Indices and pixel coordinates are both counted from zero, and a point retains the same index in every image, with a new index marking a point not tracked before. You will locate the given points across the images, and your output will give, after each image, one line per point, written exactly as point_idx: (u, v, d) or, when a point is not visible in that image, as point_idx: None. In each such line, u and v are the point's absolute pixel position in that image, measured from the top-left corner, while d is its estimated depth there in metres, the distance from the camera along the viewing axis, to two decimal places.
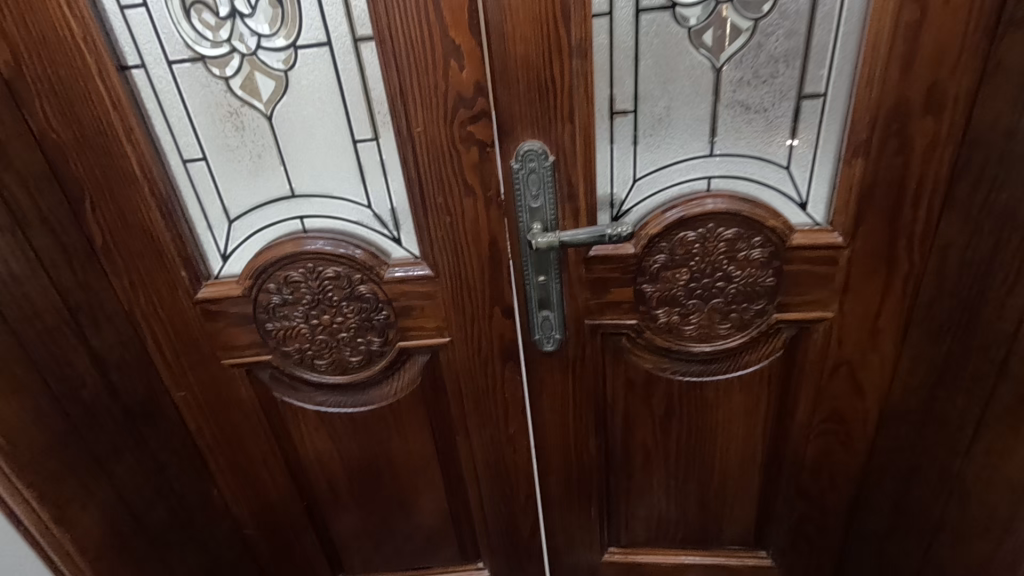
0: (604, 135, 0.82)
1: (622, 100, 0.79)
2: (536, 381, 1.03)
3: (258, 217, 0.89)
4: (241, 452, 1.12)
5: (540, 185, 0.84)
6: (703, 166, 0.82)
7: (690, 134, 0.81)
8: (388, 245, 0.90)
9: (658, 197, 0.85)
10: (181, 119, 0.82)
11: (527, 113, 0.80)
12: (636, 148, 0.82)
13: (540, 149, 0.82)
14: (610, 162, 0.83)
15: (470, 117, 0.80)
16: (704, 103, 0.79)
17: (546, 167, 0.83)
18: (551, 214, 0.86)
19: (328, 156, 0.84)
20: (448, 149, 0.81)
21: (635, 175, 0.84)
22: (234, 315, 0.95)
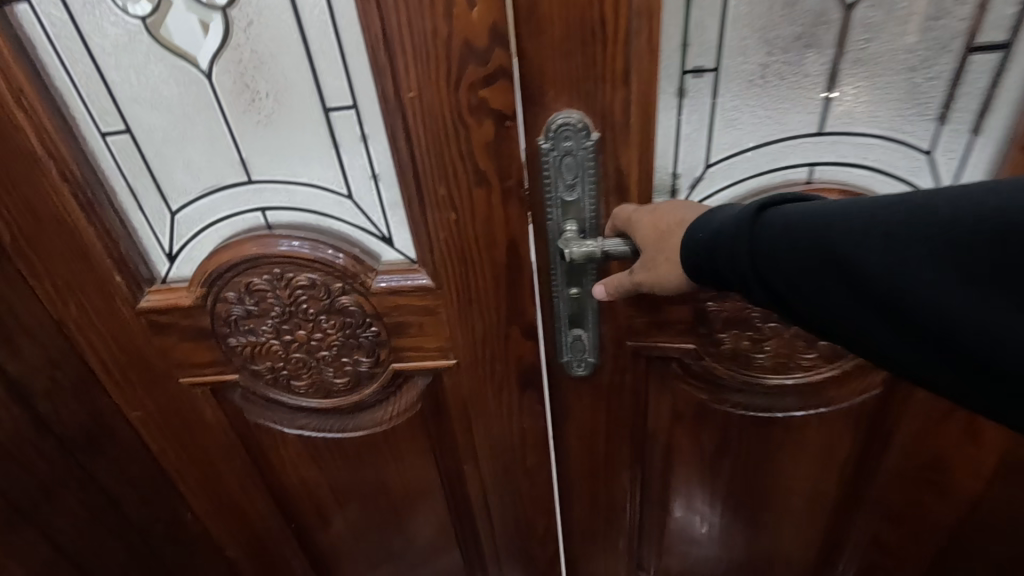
0: (669, 105, 0.59)
1: (698, 56, 0.56)
2: (561, 409, 0.84)
3: (206, 207, 0.69)
4: (214, 474, 0.96)
5: (579, 171, 0.62)
6: (801, 150, 0.60)
7: (789, 105, 0.58)
8: (377, 247, 0.69)
9: (734, 191, 0.63)
10: (91, 77, 0.60)
11: (563, 72, 0.58)
12: (711, 123, 0.60)
13: (580, 123, 0.60)
14: (674, 141, 0.61)
15: (484, 77, 0.57)
16: (815, 62, 0.55)
17: (586, 147, 0.61)
18: (591, 211, 0.64)
19: (291, 130, 0.62)
20: (453, 123, 0.59)
21: (706, 160, 0.62)
22: (190, 327, 0.77)
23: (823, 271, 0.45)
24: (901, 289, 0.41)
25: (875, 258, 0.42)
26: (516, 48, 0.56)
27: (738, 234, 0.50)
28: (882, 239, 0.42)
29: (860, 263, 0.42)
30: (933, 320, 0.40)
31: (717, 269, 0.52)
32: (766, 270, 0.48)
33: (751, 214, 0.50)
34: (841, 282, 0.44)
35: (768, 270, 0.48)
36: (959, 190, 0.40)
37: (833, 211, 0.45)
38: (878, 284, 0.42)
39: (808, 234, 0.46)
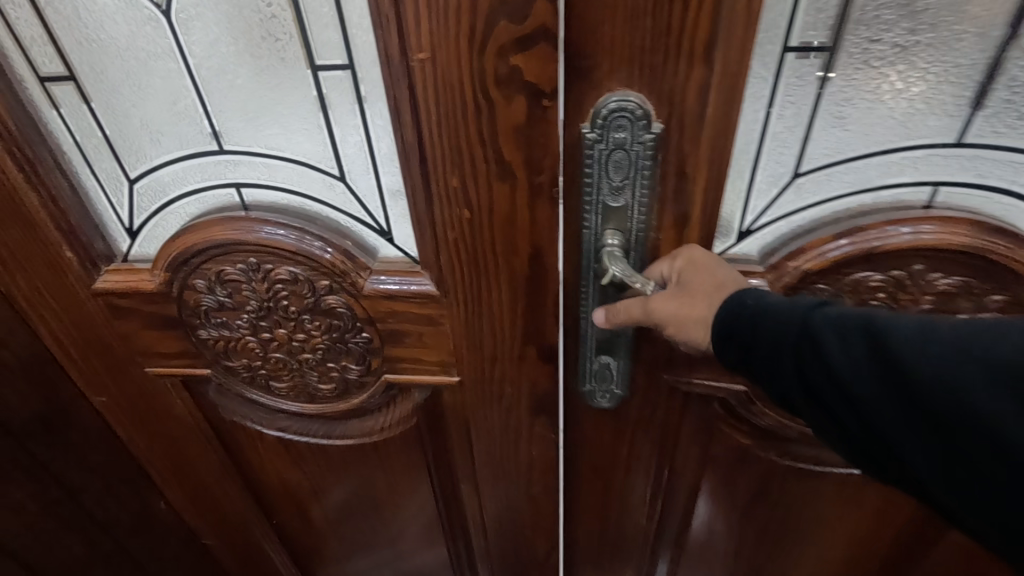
0: (760, 96, 0.49)
1: (806, 34, 0.47)
2: (578, 440, 0.73)
3: (171, 179, 0.57)
4: (189, 466, 0.88)
5: (630, 168, 0.51)
6: (910, 167, 0.52)
7: (907, 111, 0.49)
8: (374, 242, 0.57)
9: (820, 210, 0.55)
10: (25, 8, 0.48)
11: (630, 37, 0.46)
12: (808, 125, 0.51)
13: (637, 111, 0.49)
14: (756, 142, 0.52)
15: (520, 38, 0.41)
16: (949, 59, 0.46)
17: (644, 142, 0.50)
18: (641, 217, 0.54)
19: (274, 94, 0.49)
20: (476, 99, 0.44)
21: (794, 170, 0.53)
22: (156, 314, 0.67)
23: (877, 387, 0.42)
24: (957, 421, 0.39)
25: (941, 395, 0.39)
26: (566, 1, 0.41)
27: (791, 326, 0.45)
28: (952, 365, 0.39)
29: (921, 386, 0.40)
30: (983, 456, 0.39)
31: (751, 353, 0.47)
32: (811, 371, 0.44)
33: (801, 303, 0.46)
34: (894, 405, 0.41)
35: (814, 371, 0.44)
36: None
37: (900, 322, 0.42)
38: (934, 410, 0.40)
39: (867, 341, 0.42)
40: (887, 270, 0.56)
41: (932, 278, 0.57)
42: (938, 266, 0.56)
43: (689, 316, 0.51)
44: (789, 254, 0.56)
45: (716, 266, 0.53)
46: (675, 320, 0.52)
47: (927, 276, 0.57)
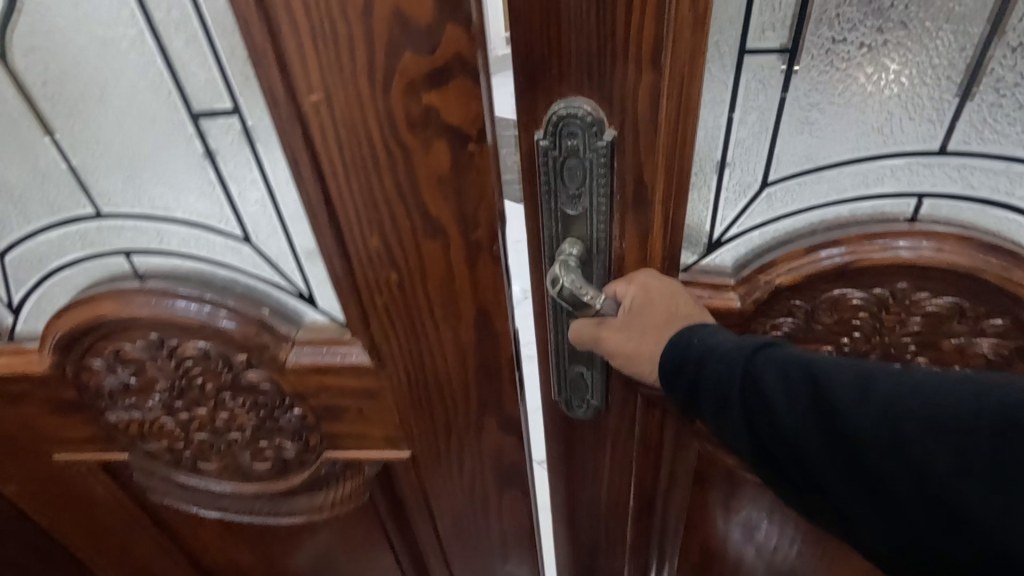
0: (719, 102, 0.46)
1: (763, 35, 0.42)
2: (559, 461, 0.69)
3: (46, 249, 0.48)
4: (124, 552, 0.78)
5: (585, 174, 0.49)
6: (890, 175, 0.47)
7: (878, 116, 0.44)
8: (294, 309, 0.49)
9: (796, 222, 0.51)
10: None
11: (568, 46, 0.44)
12: (772, 131, 0.47)
13: (590, 116, 0.47)
14: (718, 150, 0.48)
15: (430, 72, 0.33)
16: (921, 59, 0.41)
17: (597, 151, 0.48)
18: (600, 226, 0.51)
19: (153, 148, 0.41)
20: (387, 143, 0.36)
21: (762, 179, 0.49)
22: (55, 398, 0.58)
23: (814, 439, 0.39)
24: (892, 477, 0.36)
25: (878, 449, 0.36)
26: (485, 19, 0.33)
27: (732, 371, 0.42)
28: (897, 423, 0.36)
29: (858, 437, 0.37)
30: (916, 518, 0.36)
31: (695, 395, 0.44)
32: (758, 419, 0.41)
33: (745, 345, 0.42)
34: (833, 458, 0.38)
35: (756, 417, 0.41)
36: (987, 382, 0.35)
37: (838, 366, 0.39)
38: (870, 466, 0.37)
39: (807, 388, 0.39)
40: (868, 288, 0.52)
41: (919, 298, 0.51)
42: (926, 285, 0.50)
43: (639, 350, 0.48)
44: (760, 266, 0.53)
45: (678, 303, 0.47)
46: (626, 354, 0.49)
47: (912, 296, 0.51)
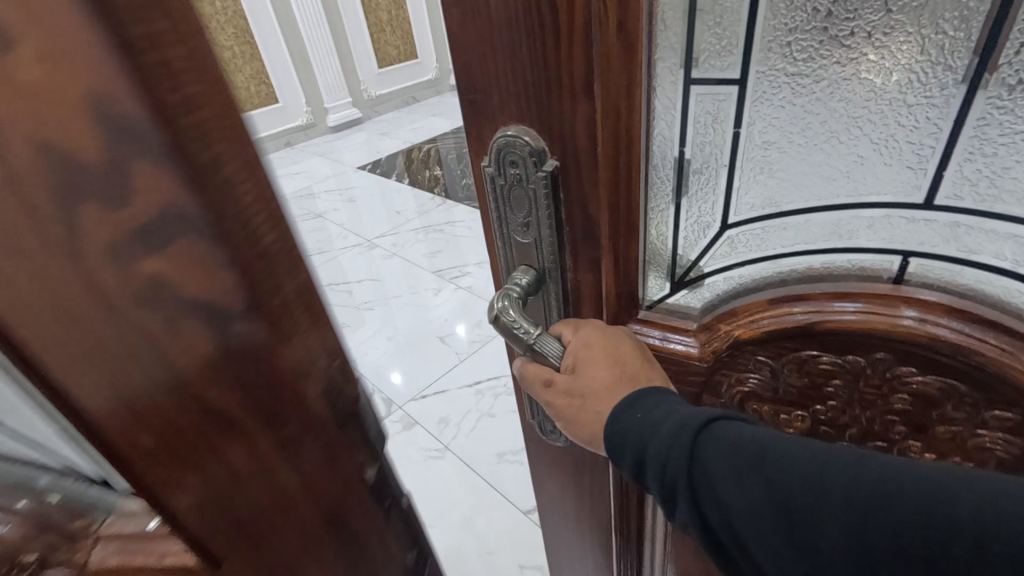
0: (666, 134, 0.43)
1: (710, 65, 0.39)
2: (539, 473, 0.72)
3: None
4: None
5: (530, 206, 0.47)
6: (867, 227, 0.42)
7: (841, 159, 0.40)
8: (91, 495, 0.37)
9: (764, 266, 0.47)
10: None
11: (502, 82, 0.43)
12: (728, 168, 0.43)
13: (528, 147, 0.44)
14: (673, 187, 0.45)
15: (140, 226, 0.30)
16: (891, 98, 0.36)
17: (536, 179, 0.45)
18: (550, 256, 0.50)
19: None
20: (117, 334, 0.30)
21: (722, 221, 0.46)
22: None
23: (764, 529, 0.36)
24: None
25: (834, 545, 0.33)
26: (203, 149, 0.32)
27: (679, 449, 0.39)
28: (850, 517, 0.33)
29: (812, 529, 0.34)
30: None
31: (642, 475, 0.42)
32: (706, 495, 0.38)
33: (688, 421, 0.40)
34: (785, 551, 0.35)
35: (712, 501, 0.38)
36: (947, 465, 0.32)
37: (791, 449, 0.37)
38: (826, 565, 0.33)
39: (757, 471, 0.36)
40: (839, 353, 0.47)
41: (902, 374, 0.45)
42: (913, 362, 0.44)
43: (581, 415, 0.47)
44: (722, 315, 0.50)
45: (625, 364, 0.46)
46: (566, 390, 0.47)
47: (893, 371, 0.46)
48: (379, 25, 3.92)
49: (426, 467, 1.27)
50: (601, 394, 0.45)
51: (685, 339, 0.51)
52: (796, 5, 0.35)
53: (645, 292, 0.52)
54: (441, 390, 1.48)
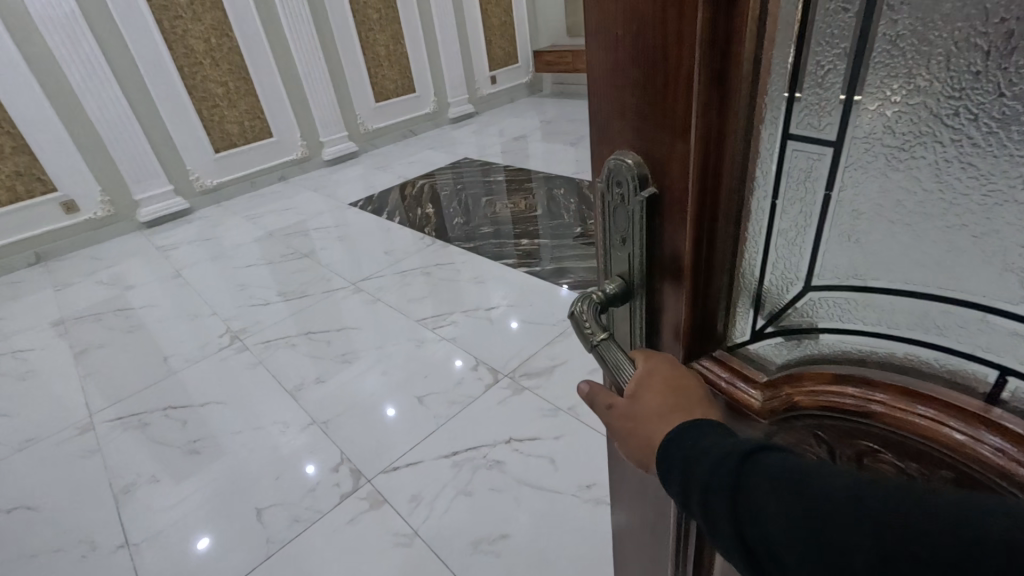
0: (767, 180, 0.32)
1: (814, 119, 0.28)
2: (617, 497, 0.61)
3: None
4: None
5: (629, 223, 0.36)
6: (961, 328, 0.27)
7: (931, 251, 0.27)
8: None
9: (844, 338, 0.32)
10: None
11: (615, 77, 0.33)
12: (813, 236, 0.31)
13: (631, 171, 0.34)
14: (768, 237, 0.33)
15: None
16: (991, 189, 0.24)
17: (634, 207, 0.35)
18: (639, 277, 0.38)
19: None
20: None
21: (807, 279, 0.32)
22: None
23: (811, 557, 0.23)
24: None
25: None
26: None
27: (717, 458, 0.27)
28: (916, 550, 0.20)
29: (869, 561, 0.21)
30: None
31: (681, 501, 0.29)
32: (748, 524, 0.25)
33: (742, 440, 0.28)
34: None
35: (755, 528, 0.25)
36: None
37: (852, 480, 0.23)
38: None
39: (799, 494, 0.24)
40: (900, 453, 0.30)
41: None
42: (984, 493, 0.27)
43: (633, 446, 0.34)
44: (786, 374, 0.34)
45: (686, 395, 0.33)
46: (624, 420, 0.35)
47: None
48: (376, 60, 3.92)
49: (393, 558, 1.12)
50: (657, 418, 0.32)
51: (737, 387, 0.36)
52: (892, 67, 0.25)
53: (729, 330, 0.37)
54: (415, 461, 1.33)
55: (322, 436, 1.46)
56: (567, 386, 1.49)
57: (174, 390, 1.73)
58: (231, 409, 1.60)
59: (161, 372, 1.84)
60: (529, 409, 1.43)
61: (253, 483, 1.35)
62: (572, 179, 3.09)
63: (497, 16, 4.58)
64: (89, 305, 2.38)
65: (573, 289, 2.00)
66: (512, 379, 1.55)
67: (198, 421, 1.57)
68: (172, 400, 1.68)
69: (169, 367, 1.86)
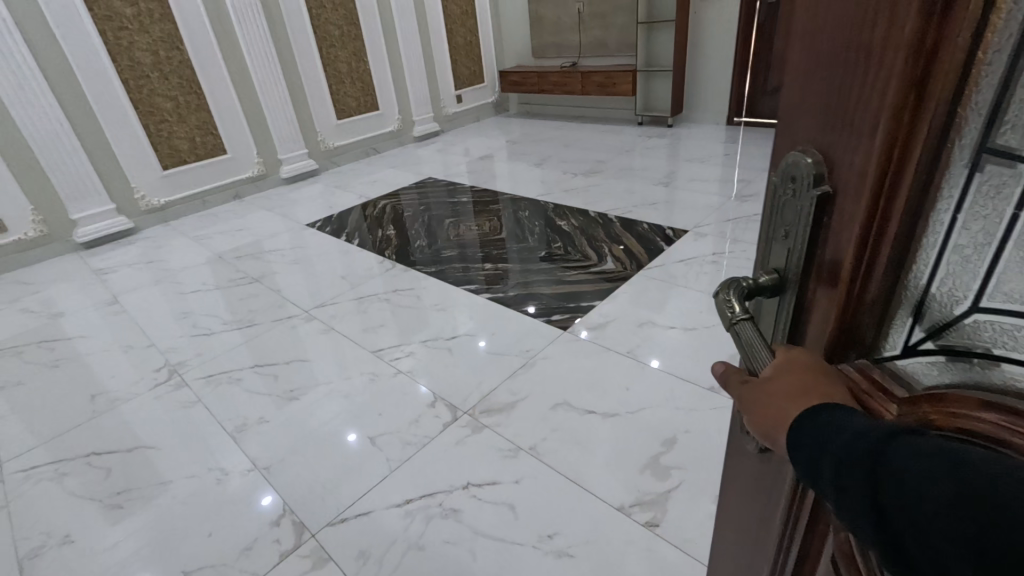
0: (955, 197, 0.26)
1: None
2: (727, 479, 0.57)
3: None
4: None
5: (795, 219, 0.33)
6: None
7: None
8: None
9: (1013, 368, 0.26)
10: None
11: (812, 63, 0.30)
12: (992, 255, 0.26)
13: (809, 170, 0.31)
14: (939, 252, 0.28)
15: None
16: None
17: (802, 205, 0.32)
18: (795, 273, 0.34)
19: None
20: None
21: (977, 298, 0.27)
22: None
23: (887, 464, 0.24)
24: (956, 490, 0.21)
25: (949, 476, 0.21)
26: None
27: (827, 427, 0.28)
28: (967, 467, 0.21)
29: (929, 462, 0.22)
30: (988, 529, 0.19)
31: (812, 479, 0.28)
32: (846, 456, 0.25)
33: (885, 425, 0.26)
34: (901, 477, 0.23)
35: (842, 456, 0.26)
36: None
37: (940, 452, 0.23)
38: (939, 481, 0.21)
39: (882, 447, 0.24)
40: None
41: None
42: None
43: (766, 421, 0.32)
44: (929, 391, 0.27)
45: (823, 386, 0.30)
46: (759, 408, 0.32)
47: None
48: (337, 77, 3.83)
49: None
50: (787, 396, 0.30)
51: (872, 397, 0.30)
52: None
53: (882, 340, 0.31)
54: (365, 511, 1.23)
55: (263, 484, 1.34)
56: (529, 423, 1.42)
57: (100, 434, 1.57)
58: (162, 455, 1.46)
59: (87, 412, 1.68)
60: (487, 450, 1.35)
61: (182, 538, 1.22)
62: (537, 201, 3.06)
63: (463, 35, 4.57)
64: (11, 336, 2.18)
65: (538, 316, 1.94)
66: (471, 417, 1.47)
67: (124, 470, 1.42)
68: (96, 446, 1.52)
69: (98, 406, 1.70)
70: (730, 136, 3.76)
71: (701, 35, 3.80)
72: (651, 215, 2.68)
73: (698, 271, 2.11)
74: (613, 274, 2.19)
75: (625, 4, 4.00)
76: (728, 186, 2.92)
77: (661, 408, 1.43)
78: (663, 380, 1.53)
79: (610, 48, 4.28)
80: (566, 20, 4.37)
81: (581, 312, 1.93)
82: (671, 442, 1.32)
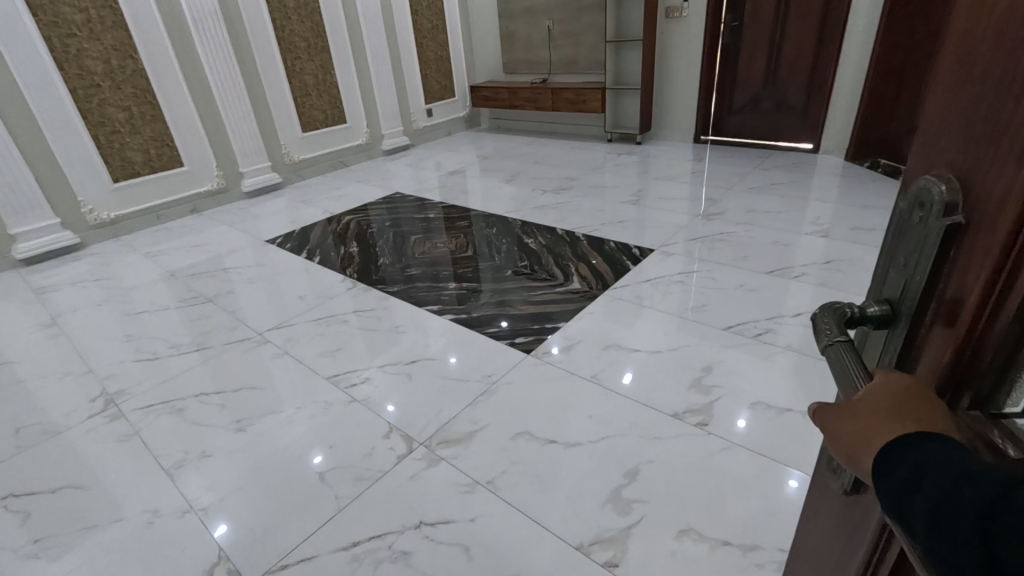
0: None
1: None
2: (811, 515, 0.53)
3: None
4: None
5: (919, 247, 0.32)
6: None
7: None
8: None
9: None
10: None
11: (959, 87, 0.29)
12: None
13: (942, 195, 0.30)
14: None
15: None
16: None
17: (927, 231, 0.31)
18: (912, 305, 0.34)
19: None
20: None
21: None
22: None
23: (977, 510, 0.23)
24: None
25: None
26: None
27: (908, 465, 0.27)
28: None
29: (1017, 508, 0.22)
30: None
31: (903, 514, 0.27)
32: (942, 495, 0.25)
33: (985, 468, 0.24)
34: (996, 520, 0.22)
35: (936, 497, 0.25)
36: None
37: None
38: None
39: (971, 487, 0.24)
40: None
41: None
42: None
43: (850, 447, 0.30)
44: None
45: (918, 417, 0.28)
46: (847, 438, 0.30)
47: None
48: (303, 89, 3.74)
49: None
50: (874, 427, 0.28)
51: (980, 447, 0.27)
52: None
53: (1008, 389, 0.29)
54: (308, 557, 1.15)
55: (203, 525, 1.24)
56: (487, 455, 1.36)
57: (20, 473, 1.44)
58: (87, 496, 1.35)
59: (9, 447, 1.54)
60: (443, 485, 1.29)
61: None
62: (506, 218, 3.02)
63: (434, 50, 4.55)
64: None
65: (504, 337, 1.89)
66: (428, 449, 1.40)
67: (42, 516, 1.30)
68: (15, 487, 1.40)
69: (22, 440, 1.56)
70: (697, 154, 3.81)
71: (670, 55, 3.86)
72: (619, 233, 2.67)
73: (665, 292, 2.09)
74: (580, 294, 2.16)
75: (596, 23, 4.04)
76: (695, 205, 2.93)
77: (626, 436, 1.39)
78: (628, 406, 1.49)
79: (581, 65, 4.31)
80: (537, 37, 4.40)
81: (547, 333, 1.88)
82: (633, 473, 1.28)
